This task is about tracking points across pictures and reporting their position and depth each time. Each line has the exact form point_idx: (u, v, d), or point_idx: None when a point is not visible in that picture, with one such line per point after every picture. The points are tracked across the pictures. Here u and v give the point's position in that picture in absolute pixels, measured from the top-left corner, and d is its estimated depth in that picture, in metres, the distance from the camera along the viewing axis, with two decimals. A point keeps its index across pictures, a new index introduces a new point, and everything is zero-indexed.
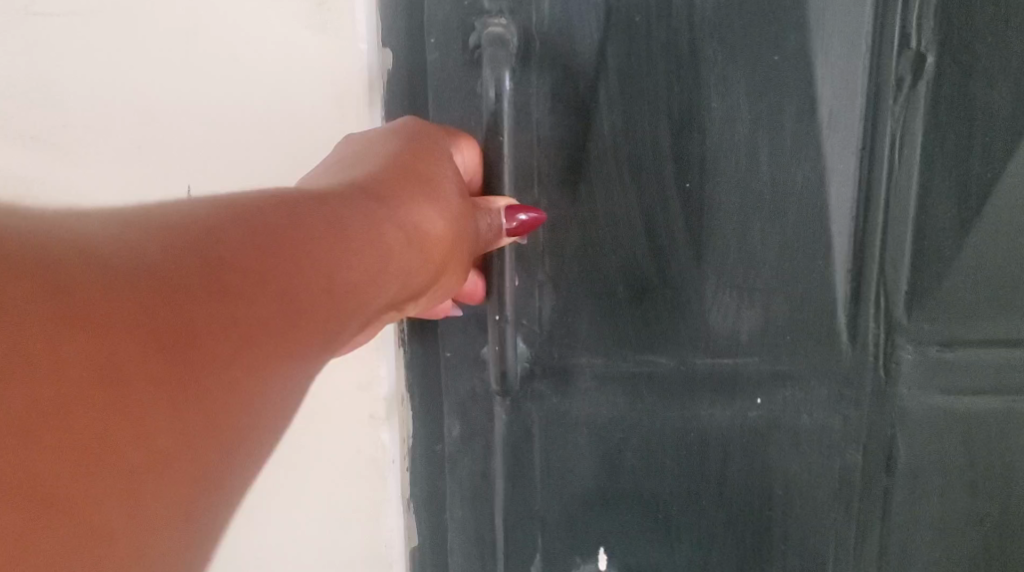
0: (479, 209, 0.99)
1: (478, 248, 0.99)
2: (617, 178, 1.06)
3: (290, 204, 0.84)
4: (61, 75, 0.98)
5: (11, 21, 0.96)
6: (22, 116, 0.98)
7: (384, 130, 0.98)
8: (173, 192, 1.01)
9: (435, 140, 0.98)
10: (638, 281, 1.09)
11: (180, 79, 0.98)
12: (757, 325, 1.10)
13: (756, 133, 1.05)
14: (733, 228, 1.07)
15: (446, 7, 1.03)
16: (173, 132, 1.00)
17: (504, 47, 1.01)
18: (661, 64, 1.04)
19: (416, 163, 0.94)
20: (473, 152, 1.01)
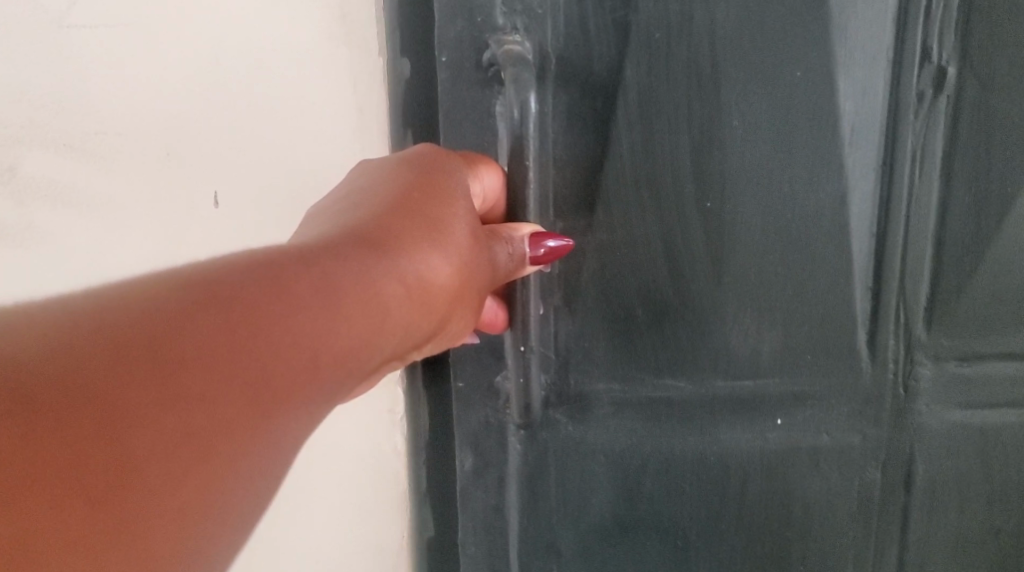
0: (500, 237, 0.94)
1: (493, 282, 0.94)
2: (636, 198, 1.03)
3: (274, 266, 0.78)
4: (97, 86, 0.89)
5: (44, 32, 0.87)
6: (57, 123, 0.88)
7: (386, 162, 0.92)
8: (201, 195, 0.93)
9: (443, 172, 0.92)
10: (658, 305, 1.06)
11: (211, 90, 0.91)
12: (778, 343, 1.08)
13: (778, 150, 1.03)
14: (753, 247, 1.05)
15: (459, 23, 0.98)
16: (202, 136, 0.92)
17: (527, 67, 0.97)
18: (681, 81, 1.00)
19: (417, 202, 0.88)
20: (494, 176, 0.98)
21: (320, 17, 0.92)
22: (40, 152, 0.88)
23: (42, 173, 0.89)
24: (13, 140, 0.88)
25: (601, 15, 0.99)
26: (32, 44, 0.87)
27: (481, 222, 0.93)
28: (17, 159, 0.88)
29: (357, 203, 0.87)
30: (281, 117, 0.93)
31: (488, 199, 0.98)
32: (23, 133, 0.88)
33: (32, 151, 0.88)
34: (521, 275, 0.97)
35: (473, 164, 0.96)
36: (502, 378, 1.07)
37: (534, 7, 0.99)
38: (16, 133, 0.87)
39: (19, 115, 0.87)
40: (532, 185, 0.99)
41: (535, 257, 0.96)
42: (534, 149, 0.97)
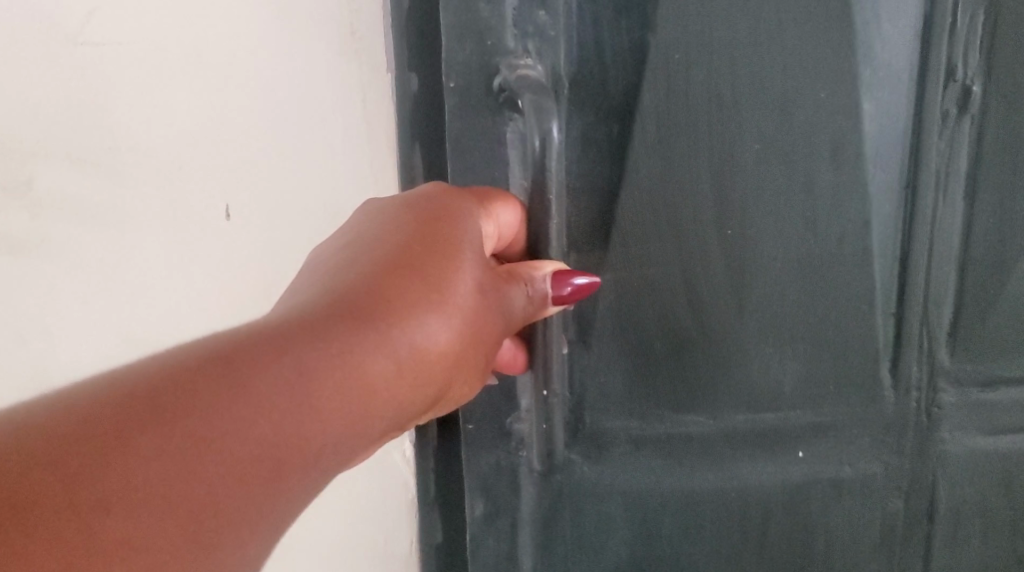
0: (517, 280, 0.88)
1: (509, 329, 0.88)
2: (654, 228, 0.98)
3: (242, 351, 0.72)
4: (112, 98, 0.80)
5: (52, 50, 0.77)
6: (80, 136, 0.79)
7: (387, 208, 0.85)
8: (210, 214, 0.85)
9: (450, 219, 0.84)
10: (678, 338, 1.01)
11: (228, 108, 0.84)
12: (800, 373, 1.04)
13: (801, 174, 0.98)
14: (773, 280, 1.01)
15: (468, 48, 0.93)
16: (216, 154, 0.85)
17: (546, 95, 0.92)
18: (701, 104, 0.95)
19: (413, 260, 0.80)
20: (512, 212, 0.91)
21: (331, 31, 0.90)
22: (55, 165, 0.78)
23: (60, 187, 0.79)
24: (29, 154, 0.77)
25: (617, 35, 0.93)
26: (43, 58, 0.77)
27: (490, 270, 0.85)
28: (35, 173, 0.78)
29: (344, 263, 0.80)
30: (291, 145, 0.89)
31: (503, 233, 0.92)
32: (38, 147, 0.78)
33: (49, 165, 0.78)
34: (543, 316, 0.91)
35: (485, 206, 0.89)
36: (515, 419, 1.01)
37: (547, 29, 0.93)
38: (31, 146, 0.77)
39: (35, 129, 0.77)
40: (555, 221, 0.93)
41: (560, 297, 0.90)
42: (558, 185, 0.92)
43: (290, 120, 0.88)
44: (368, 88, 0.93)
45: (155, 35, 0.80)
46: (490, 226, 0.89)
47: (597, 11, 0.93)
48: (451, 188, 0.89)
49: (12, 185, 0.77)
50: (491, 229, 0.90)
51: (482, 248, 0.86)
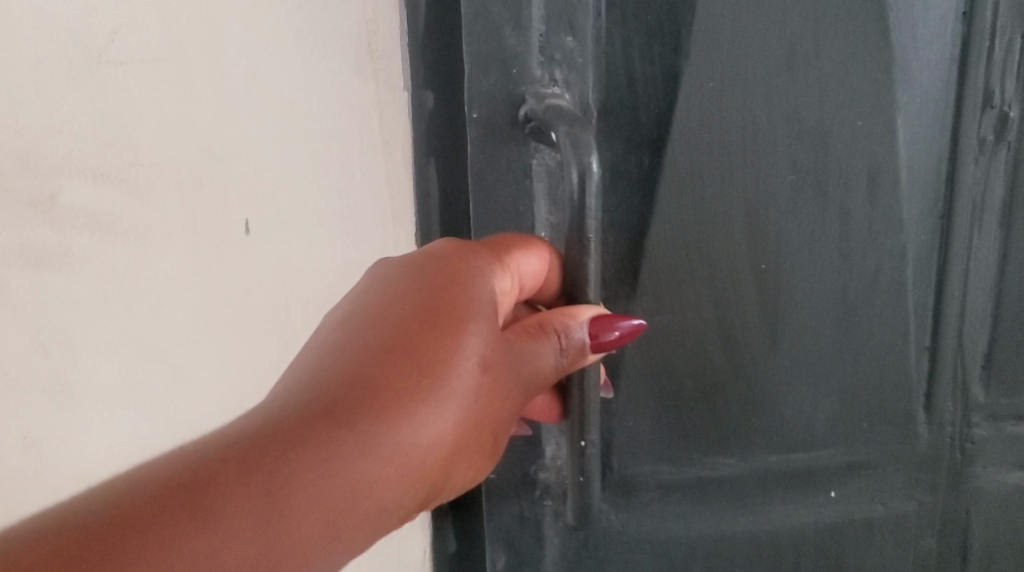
0: (547, 333, 0.82)
1: (538, 387, 0.82)
2: (686, 263, 0.93)
3: (235, 454, 0.72)
4: (139, 121, 0.76)
5: (77, 67, 0.74)
6: (106, 156, 0.75)
7: (389, 276, 0.80)
8: (232, 229, 0.82)
9: (453, 289, 0.79)
10: (710, 377, 0.97)
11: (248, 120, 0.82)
12: (834, 410, 1.00)
13: (836, 204, 0.94)
14: (806, 314, 0.97)
15: (492, 76, 0.87)
16: (236, 171, 0.82)
17: (583, 126, 0.81)
18: (735, 132, 0.91)
19: (406, 347, 0.76)
20: (538, 257, 0.85)
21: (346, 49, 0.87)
22: (77, 182, 0.75)
23: (83, 203, 0.75)
24: (53, 167, 0.74)
25: (649, 61, 0.88)
26: (65, 75, 0.73)
27: (502, 337, 0.80)
28: (58, 189, 0.74)
29: (333, 348, 0.76)
30: (306, 157, 0.86)
31: (532, 280, 0.85)
32: (63, 161, 0.74)
33: (75, 182, 0.74)
34: (586, 365, 0.84)
35: (501, 260, 0.82)
36: (542, 471, 0.95)
37: (575, 56, 0.88)
38: (54, 161, 0.74)
39: (57, 146, 0.73)
40: (593, 261, 0.82)
41: (601, 342, 0.83)
42: (596, 225, 0.81)
43: (303, 133, 0.86)
44: (387, 102, 0.90)
45: (173, 50, 0.77)
46: (510, 275, 0.83)
47: (628, 35, 0.88)
48: (467, 242, 0.83)
49: (33, 199, 0.73)
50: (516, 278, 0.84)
51: (494, 312, 0.80)
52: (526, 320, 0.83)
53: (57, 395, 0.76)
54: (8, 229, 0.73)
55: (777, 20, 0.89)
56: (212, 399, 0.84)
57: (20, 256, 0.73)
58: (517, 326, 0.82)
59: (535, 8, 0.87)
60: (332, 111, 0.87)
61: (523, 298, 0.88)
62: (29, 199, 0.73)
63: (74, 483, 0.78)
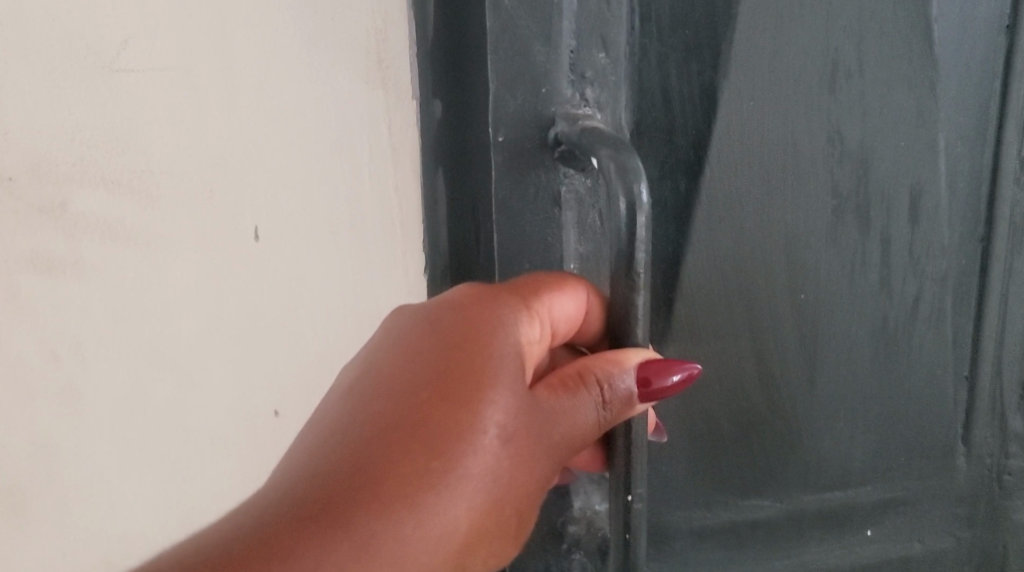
0: (587, 385, 0.74)
1: (579, 445, 0.75)
2: (723, 293, 0.87)
3: (232, 553, 0.65)
4: (152, 130, 0.77)
5: (85, 78, 0.74)
6: (115, 163, 0.76)
7: (402, 334, 0.73)
8: (240, 238, 0.81)
9: (469, 346, 0.72)
10: (747, 416, 0.91)
11: (261, 128, 0.81)
12: (873, 446, 0.94)
13: (876, 226, 0.89)
14: (844, 344, 0.91)
15: (521, 95, 0.79)
16: (246, 179, 0.81)
17: (628, 150, 0.74)
18: (774, 154, 0.85)
19: (414, 424, 0.69)
20: (573, 299, 0.77)
21: (355, 55, 0.83)
22: (89, 189, 0.75)
23: (94, 212, 0.76)
24: (63, 176, 0.74)
25: (687, 79, 0.82)
26: (77, 78, 0.74)
27: (530, 395, 0.72)
28: (69, 197, 0.75)
29: (334, 426, 0.69)
30: (314, 167, 0.83)
31: (566, 322, 0.77)
32: (75, 168, 0.75)
33: (85, 187, 0.75)
34: (635, 414, 0.76)
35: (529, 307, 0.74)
36: (572, 524, 0.87)
37: (607, 74, 0.81)
38: (67, 167, 0.74)
39: (69, 153, 0.74)
40: (641, 297, 0.75)
41: (653, 388, 0.75)
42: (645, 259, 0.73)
43: (309, 145, 0.83)
44: (393, 112, 0.85)
45: (182, 61, 0.77)
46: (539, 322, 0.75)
47: (664, 52, 0.82)
48: (493, 286, 0.75)
49: (45, 206, 0.74)
50: (547, 321, 0.76)
51: (521, 370, 0.72)
52: (565, 370, 0.75)
53: (65, 398, 0.77)
54: (18, 236, 0.74)
55: (820, 34, 0.84)
56: (223, 409, 0.84)
57: (33, 263, 0.75)
58: (553, 378, 0.74)
59: (565, 22, 0.80)
60: (336, 128, 0.84)
61: (560, 339, 0.79)
62: (40, 205, 0.74)
63: (81, 497, 0.79)
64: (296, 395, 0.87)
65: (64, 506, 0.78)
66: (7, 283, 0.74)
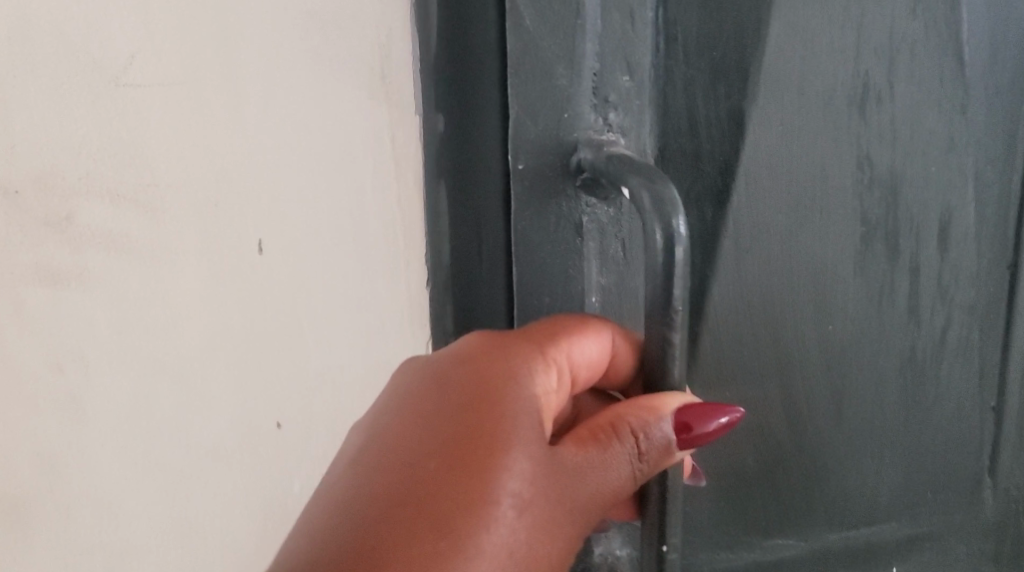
0: (621, 437, 0.71)
1: (612, 501, 0.72)
2: (749, 324, 0.83)
3: None
4: (157, 135, 0.71)
5: (95, 92, 0.68)
6: (121, 171, 0.70)
7: (407, 397, 0.71)
8: (245, 250, 0.76)
9: (480, 406, 0.70)
10: (772, 452, 0.87)
11: (265, 130, 0.76)
12: (899, 481, 0.90)
13: (904, 253, 0.86)
14: (870, 375, 0.87)
15: (542, 121, 0.75)
16: (253, 186, 0.76)
17: (663, 180, 0.70)
18: (803, 178, 0.81)
19: (428, 490, 0.66)
20: (600, 342, 0.74)
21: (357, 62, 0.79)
22: (94, 200, 0.69)
23: (105, 226, 0.70)
24: (71, 187, 0.68)
25: (714, 102, 0.78)
26: (79, 87, 0.68)
27: (549, 453, 0.70)
28: (75, 209, 0.69)
29: (341, 496, 0.67)
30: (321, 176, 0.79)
31: (589, 369, 0.75)
32: (82, 180, 0.69)
33: (90, 198, 0.69)
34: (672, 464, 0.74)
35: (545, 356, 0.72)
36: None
37: (632, 97, 0.77)
38: (72, 181, 0.68)
39: (75, 169, 0.68)
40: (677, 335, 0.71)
41: (694, 434, 0.72)
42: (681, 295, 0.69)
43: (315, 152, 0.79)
44: (396, 125, 0.80)
45: (184, 71, 0.72)
46: (556, 371, 0.73)
47: (691, 75, 0.78)
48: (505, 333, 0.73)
49: (50, 218, 0.68)
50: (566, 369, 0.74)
51: (537, 425, 0.70)
52: (596, 422, 0.73)
53: (70, 425, 0.70)
54: (19, 248, 0.67)
55: (851, 55, 0.80)
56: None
57: (36, 275, 0.68)
58: (583, 432, 0.72)
59: (588, 44, 0.75)
60: (334, 134, 0.79)
61: (584, 384, 0.77)
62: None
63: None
64: (297, 409, 0.81)
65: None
66: (10, 294, 0.67)
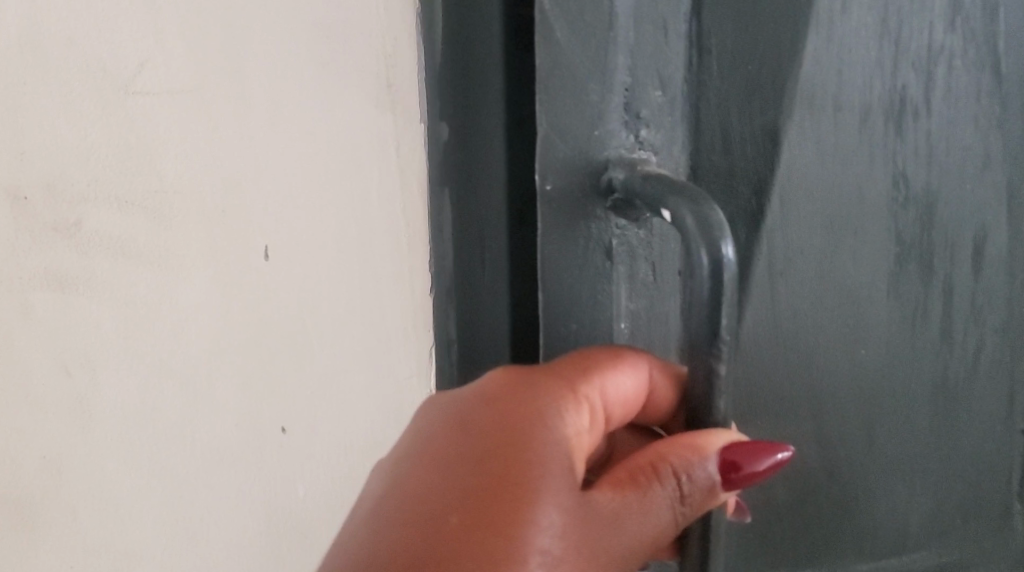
0: (662, 478, 0.68)
1: (652, 546, 0.68)
2: (781, 349, 0.79)
3: None
4: (165, 146, 0.76)
5: (105, 103, 0.75)
6: (127, 181, 0.76)
7: (428, 439, 0.68)
8: (250, 253, 0.78)
9: (508, 449, 0.66)
10: (802, 481, 0.83)
11: (271, 135, 0.77)
12: (929, 509, 0.87)
13: (940, 275, 0.82)
14: (904, 400, 0.84)
15: (572, 138, 0.71)
16: (258, 190, 0.77)
17: (707, 201, 0.66)
18: (839, 196, 0.78)
19: (452, 540, 0.63)
20: (636, 377, 0.70)
21: (364, 62, 0.76)
22: (102, 208, 0.76)
23: (107, 230, 0.77)
24: (77, 195, 0.76)
25: (749, 118, 0.75)
26: (93, 97, 0.74)
27: (581, 497, 0.66)
28: (83, 215, 0.76)
29: (361, 544, 0.64)
30: (326, 180, 0.78)
31: (624, 407, 0.71)
32: (88, 189, 0.76)
33: (99, 207, 0.76)
34: (716, 505, 0.70)
35: (575, 393, 0.68)
36: None
37: (664, 113, 0.74)
38: (81, 187, 0.76)
39: (83, 173, 0.75)
40: (722, 366, 0.67)
41: (742, 474, 0.69)
42: (729, 323, 0.66)
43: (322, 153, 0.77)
44: (403, 135, 0.77)
45: (195, 79, 0.75)
46: (589, 410, 0.70)
47: (725, 90, 0.74)
48: (531, 369, 0.70)
49: (59, 223, 0.76)
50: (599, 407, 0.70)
51: (568, 468, 0.67)
52: (635, 462, 0.69)
53: (76, 413, 0.79)
54: (31, 255, 0.76)
55: (888, 70, 0.77)
56: (228, 424, 0.81)
57: (47, 282, 0.77)
58: (621, 474, 0.69)
59: (620, 57, 0.71)
60: (339, 135, 0.77)
61: (620, 421, 0.73)
62: (53, 224, 0.76)
63: (89, 508, 0.81)
64: (300, 411, 0.81)
65: (75, 519, 0.81)
66: (19, 300, 0.77)
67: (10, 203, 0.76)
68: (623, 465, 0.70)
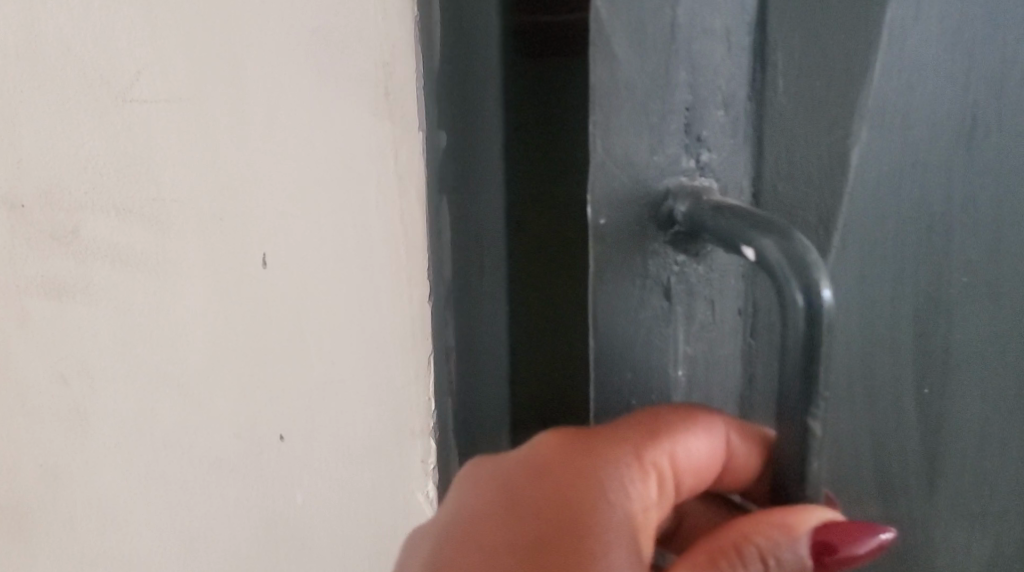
0: (750, 562, 0.60)
1: None
2: (846, 392, 0.72)
3: None
4: (158, 162, 0.68)
5: (101, 111, 0.66)
6: (126, 186, 0.68)
7: (476, 513, 0.61)
8: (248, 264, 0.71)
9: (568, 530, 0.60)
10: None
11: (273, 142, 0.69)
12: (986, 558, 0.80)
13: (1007, 307, 0.76)
14: (968, 442, 0.77)
15: (631, 165, 0.63)
16: (258, 196, 0.70)
17: (795, 235, 0.59)
18: (906, 222, 0.71)
19: None
20: (706, 444, 0.62)
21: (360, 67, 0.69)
22: (101, 215, 0.68)
23: (105, 236, 0.69)
24: (72, 200, 0.68)
25: (817, 141, 0.67)
26: (89, 105, 0.66)
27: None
28: (79, 222, 0.68)
29: None
30: (328, 186, 0.71)
31: (694, 472, 0.64)
32: (86, 194, 0.68)
33: (96, 214, 0.68)
34: None
35: (641, 461, 0.61)
36: None
37: (726, 134, 0.65)
38: (79, 193, 0.67)
39: (80, 178, 0.67)
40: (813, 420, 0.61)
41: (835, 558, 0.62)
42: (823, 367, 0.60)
43: (320, 154, 0.71)
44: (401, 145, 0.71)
45: (191, 86, 0.67)
46: (655, 477, 0.62)
47: (792, 111, 0.66)
48: (588, 431, 0.62)
49: (56, 231, 0.68)
50: (668, 472, 0.63)
51: (632, 548, 0.60)
52: (717, 539, 0.61)
53: (76, 424, 0.71)
54: (30, 263, 0.69)
55: (958, 86, 0.71)
56: (224, 443, 0.74)
57: (43, 290, 0.69)
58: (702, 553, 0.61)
59: (680, 74, 0.63)
60: (340, 142, 0.71)
61: (689, 485, 0.65)
62: (51, 231, 0.68)
63: (90, 522, 0.74)
64: (302, 420, 0.74)
65: (71, 533, 0.74)
66: (16, 310, 0.69)
67: (7, 211, 0.68)
68: (703, 541, 0.62)
